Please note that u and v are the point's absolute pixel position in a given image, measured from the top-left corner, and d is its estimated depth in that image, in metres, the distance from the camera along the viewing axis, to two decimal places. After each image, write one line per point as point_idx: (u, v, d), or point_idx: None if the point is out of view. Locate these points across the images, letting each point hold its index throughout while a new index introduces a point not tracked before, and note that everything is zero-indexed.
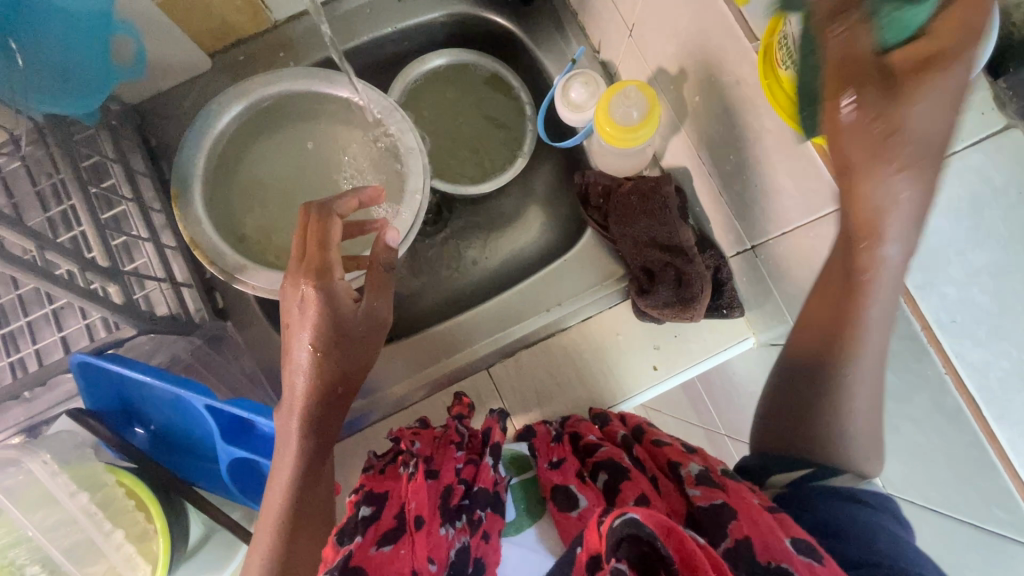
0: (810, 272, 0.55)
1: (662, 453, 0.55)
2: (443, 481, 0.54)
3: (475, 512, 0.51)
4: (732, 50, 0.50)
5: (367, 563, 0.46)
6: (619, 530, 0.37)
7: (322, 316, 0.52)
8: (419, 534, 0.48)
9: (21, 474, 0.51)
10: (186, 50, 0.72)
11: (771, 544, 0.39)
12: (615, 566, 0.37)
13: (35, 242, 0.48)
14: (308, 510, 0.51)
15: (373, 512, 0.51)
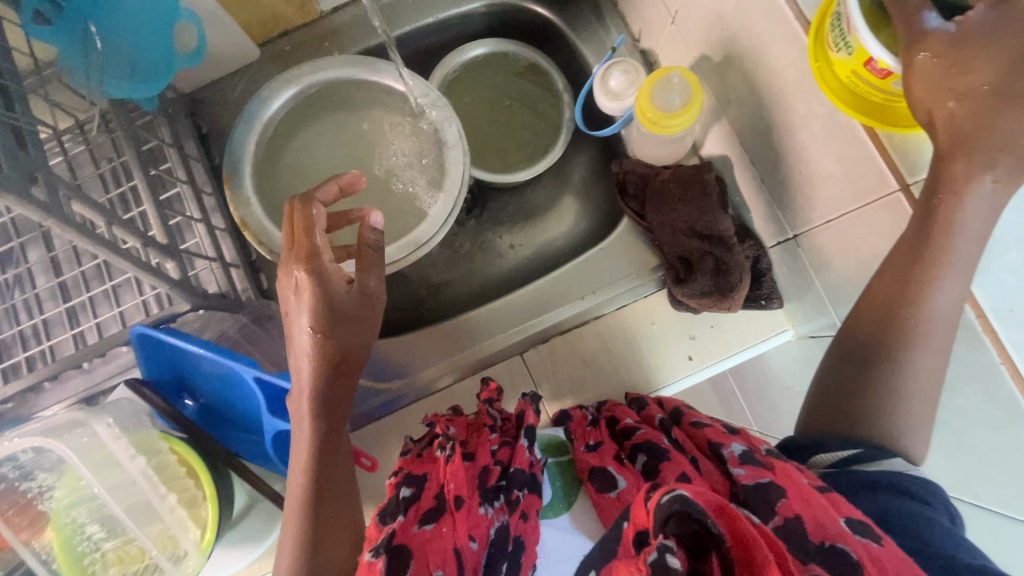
0: (855, 260, 0.54)
1: (702, 435, 0.54)
2: (480, 462, 0.55)
3: (513, 491, 0.52)
4: (779, 34, 0.50)
5: (410, 542, 0.47)
6: (668, 506, 0.37)
7: (315, 300, 0.50)
8: (459, 512, 0.49)
9: (87, 436, 0.54)
10: (238, 39, 0.75)
11: (825, 524, 0.39)
12: (661, 543, 0.37)
13: (104, 218, 0.51)
14: (334, 487, 0.51)
15: (413, 492, 0.52)
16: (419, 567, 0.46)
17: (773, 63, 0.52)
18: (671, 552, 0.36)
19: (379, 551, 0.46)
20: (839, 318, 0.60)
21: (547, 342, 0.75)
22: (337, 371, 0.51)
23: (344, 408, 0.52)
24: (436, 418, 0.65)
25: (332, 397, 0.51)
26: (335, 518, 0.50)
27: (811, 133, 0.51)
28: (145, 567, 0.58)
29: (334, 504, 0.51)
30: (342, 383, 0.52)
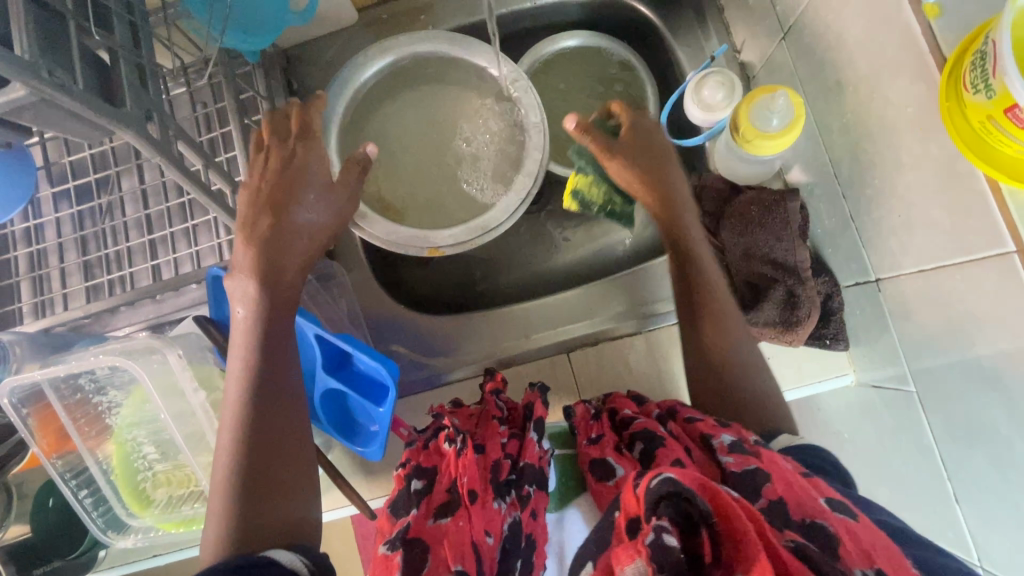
0: (942, 316, 0.51)
1: (695, 428, 0.55)
2: (491, 458, 0.55)
3: (524, 487, 0.53)
4: (907, 67, 0.46)
5: (425, 534, 0.48)
6: (659, 487, 0.38)
7: (291, 168, 0.54)
8: (475, 506, 0.50)
9: (159, 362, 0.57)
10: (343, 4, 0.77)
11: (804, 503, 0.42)
12: (656, 524, 0.37)
13: (203, 162, 0.53)
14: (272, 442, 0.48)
15: (425, 485, 0.53)
16: (438, 560, 0.46)
17: (891, 97, 0.49)
18: (667, 532, 0.37)
19: (394, 543, 0.47)
20: (910, 370, 0.58)
21: (597, 345, 0.75)
22: (269, 292, 0.51)
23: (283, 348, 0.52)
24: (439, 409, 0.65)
25: (263, 338, 0.51)
26: (273, 475, 0.48)
27: (922, 176, 0.48)
28: (189, 494, 0.62)
29: (271, 457, 0.48)
30: (276, 314, 0.52)
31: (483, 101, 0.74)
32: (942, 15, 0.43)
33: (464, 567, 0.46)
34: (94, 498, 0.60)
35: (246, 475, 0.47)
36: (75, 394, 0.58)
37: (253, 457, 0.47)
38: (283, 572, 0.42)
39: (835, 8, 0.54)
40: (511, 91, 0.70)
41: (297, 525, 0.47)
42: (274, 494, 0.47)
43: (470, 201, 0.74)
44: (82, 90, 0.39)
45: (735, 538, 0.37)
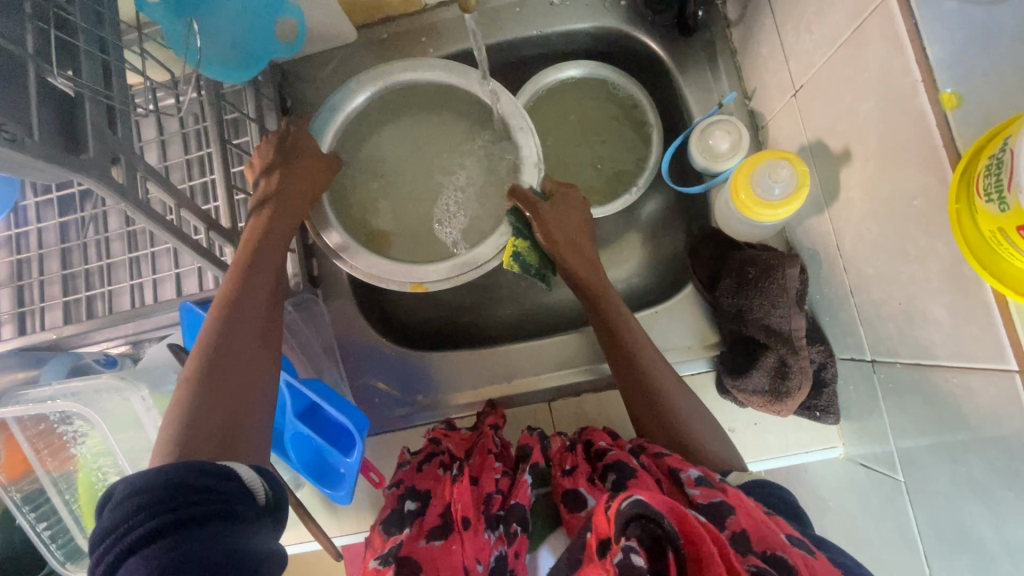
0: (936, 414, 0.48)
1: (664, 462, 0.51)
2: (484, 489, 0.52)
3: (513, 523, 0.49)
4: (918, 156, 0.43)
5: (417, 553, 0.48)
6: (627, 510, 0.36)
7: (279, 145, 0.62)
8: (468, 532, 0.48)
9: (123, 400, 0.56)
10: (340, 24, 0.74)
11: (768, 536, 0.40)
12: (625, 544, 0.35)
13: (176, 201, 0.51)
14: (233, 364, 0.49)
15: (419, 507, 0.53)
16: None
17: (900, 182, 0.46)
18: (636, 552, 0.35)
19: (387, 560, 0.47)
20: (899, 457, 0.55)
21: (579, 395, 0.73)
22: (263, 240, 0.57)
23: (264, 291, 0.55)
24: (440, 433, 0.64)
25: (254, 276, 0.55)
26: (225, 391, 0.48)
27: (927, 270, 0.45)
28: None
29: (218, 394, 0.47)
30: (269, 260, 0.57)
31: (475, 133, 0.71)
32: (959, 105, 0.40)
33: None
34: (52, 531, 0.59)
35: (191, 404, 0.46)
36: (38, 425, 0.57)
37: (204, 401, 0.47)
38: (240, 489, 0.42)
39: (846, 76, 0.50)
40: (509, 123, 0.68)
41: (232, 444, 0.46)
42: (222, 407, 0.47)
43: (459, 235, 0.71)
44: (37, 141, 0.38)
45: (697, 557, 0.35)
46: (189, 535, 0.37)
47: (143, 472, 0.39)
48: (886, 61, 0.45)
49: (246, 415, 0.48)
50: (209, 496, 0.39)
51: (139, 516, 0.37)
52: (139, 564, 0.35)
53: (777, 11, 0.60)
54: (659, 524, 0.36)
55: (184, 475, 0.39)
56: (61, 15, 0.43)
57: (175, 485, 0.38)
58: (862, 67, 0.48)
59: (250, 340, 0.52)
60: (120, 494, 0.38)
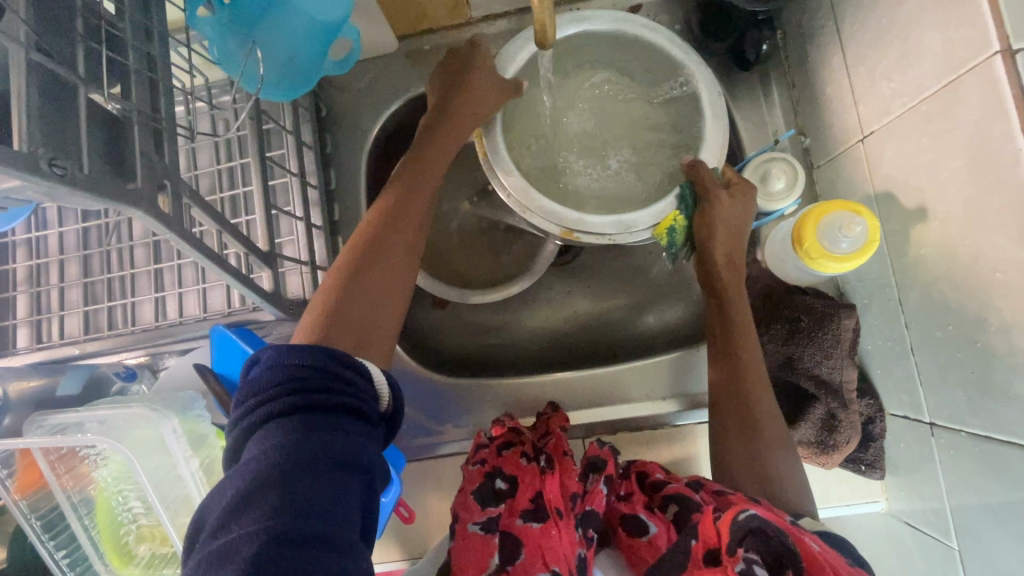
0: (1005, 489, 0.47)
1: (728, 499, 0.51)
2: (568, 489, 0.55)
3: (589, 529, 0.53)
4: (1015, 228, 0.41)
5: (517, 531, 0.51)
6: (745, 524, 0.45)
7: (455, 66, 0.65)
8: (563, 522, 0.51)
9: (152, 427, 0.54)
10: (383, 34, 0.71)
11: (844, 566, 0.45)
12: (747, 557, 0.44)
13: (219, 226, 0.49)
14: (379, 272, 0.53)
15: (509, 489, 0.55)
16: (534, 559, 0.49)
17: (987, 250, 0.44)
18: (756, 564, 0.44)
19: (489, 528, 0.52)
20: (954, 523, 0.53)
21: (614, 433, 0.70)
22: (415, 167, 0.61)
23: (416, 215, 0.58)
24: (516, 424, 0.66)
25: (407, 199, 0.58)
26: (370, 293, 0.52)
27: (1010, 344, 0.43)
28: (172, 555, 0.59)
29: (366, 289, 0.52)
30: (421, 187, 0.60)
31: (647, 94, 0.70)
32: None
33: (559, 570, 0.48)
34: (71, 560, 0.57)
35: (345, 285, 0.51)
36: (61, 448, 0.54)
37: (353, 292, 0.51)
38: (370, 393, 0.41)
39: (930, 130, 0.48)
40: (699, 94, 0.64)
41: (368, 342, 0.51)
42: (366, 308, 0.51)
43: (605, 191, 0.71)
44: (86, 174, 0.35)
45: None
46: (316, 420, 0.37)
47: (289, 346, 0.40)
48: (982, 122, 0.42)
49: (383, 323, 0.52)
50: (340, 385, 0.39)
51: (279, 390, 0.38)
52: (269, 437, 0.36)
53: (848, 50, 0.57)
54: (780, 543, 0.44)
55: (321, 358, 0.39)
56: (112, 31, 0.41)
57: (308, 365, 0.39)
58: (952, 124, 0.45)
59: (399, 256, 0.55)
60: (266, 361, 0.40)
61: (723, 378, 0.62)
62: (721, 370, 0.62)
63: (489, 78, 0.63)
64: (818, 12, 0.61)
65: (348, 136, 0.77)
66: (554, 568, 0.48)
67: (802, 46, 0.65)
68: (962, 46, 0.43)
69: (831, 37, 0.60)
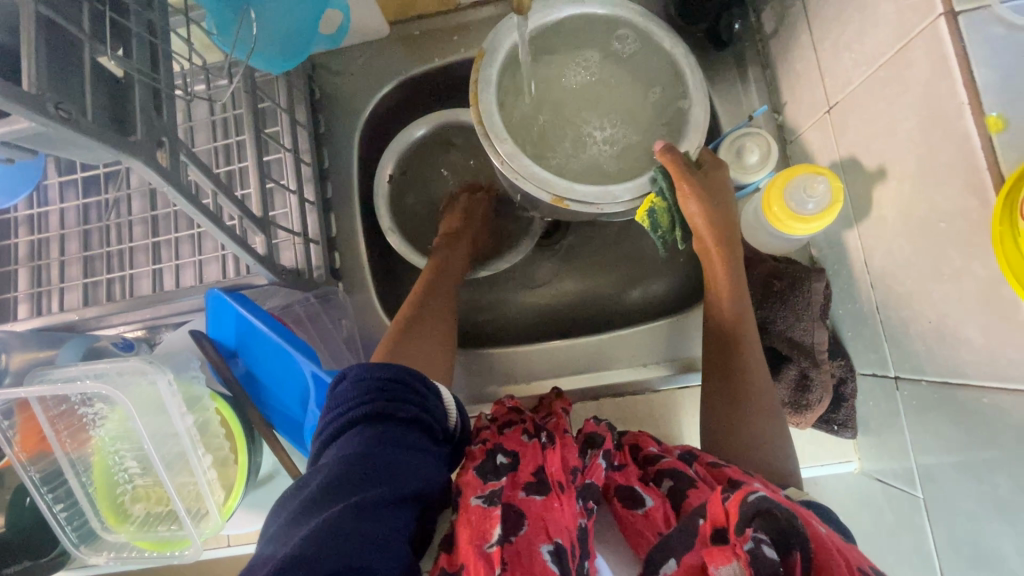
0: (962, 434, 0.49)
1: (723, 472, 0.53)
2: (569, 462, 0.51)
3: (590, 501, 0.49)
4: (960, 179, 0.44)
5: (519, 503, 0.45)
6: (755, 503, 0.39)
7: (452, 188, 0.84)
8: (565, 495, 0.46)
9: (147, 382, 0.55)
10: (374, 17, 0.74)
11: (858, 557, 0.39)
12: (754, 535, 0.38)
13: (214, 186, 0.51)
14: (429, 316, 0.64)
15: (510, 462, 0.50)
16: (536, 531, 0.43)
17: (938, 202, 0.46)
18: (766, 544, 0.37)
19: (493, 500, 0.44)
20: (918, 474, 0.56)
21: (597, 399, 0.73)
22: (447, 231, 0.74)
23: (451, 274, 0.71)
24: (515, 406, 0.63)
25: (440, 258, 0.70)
26: (424, 333, 0.62)
27: (960, 290, 0.46)
28: (167, 513, 0.61)
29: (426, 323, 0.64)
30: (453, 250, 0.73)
31: (620, 69, 0.74)
32: (1005, 129, 0.41)
33: (562, 544, 0.42)
34: (68, 513, 0.59)
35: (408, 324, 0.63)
36: (60, 405, 0.56)
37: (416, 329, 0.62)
38: (437, 416, 0.49)
39: (888, 94, 0.50)
40: (684, 76, 0.68)
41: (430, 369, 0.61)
42: (423, 344, 0.61)
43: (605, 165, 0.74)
44: (90, 121, 0.37)
45: (818, 567, 0.37)
46: (391, 435, 0.43)
47: (375, 364, 0.48)
48: (931, 81, 0.45)
49: (438, 352, 0.62)
50: (416, 400, 0.47)
51: (364, 402, 0.45)
52: (356, 435, 0.43)
53: (815, 27, 0.61)
54: (791, 525, 0.38)
55: (403, 375, 0.48)
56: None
57: (394, 379, 0.47)
58: (905, 87, 0.48)
59: (443, 302, 0.67)
60: (352, 376, 0.47)
61: (712, 338, 0.65)
62: (718, 345, 0.64)
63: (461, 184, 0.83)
64: None
65: (341, 118, 0.79)
66: (557, 541, 0.42)
67: (773, 27, 0.69)
68: (913, 12, 0.46)
69: (799, 16, 0.63)
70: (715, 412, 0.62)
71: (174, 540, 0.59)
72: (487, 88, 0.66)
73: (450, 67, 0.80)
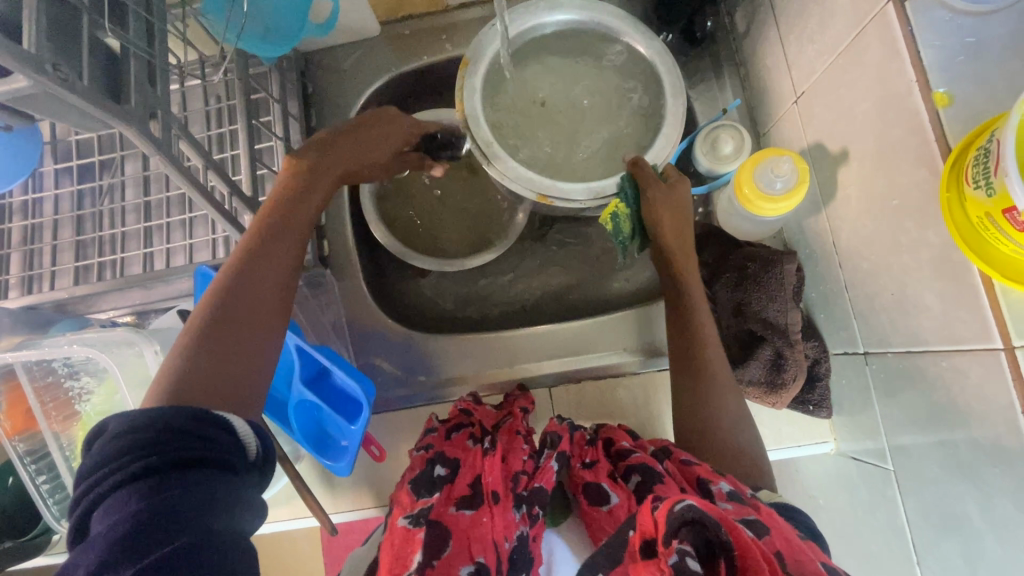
0: (926, 401, 0.50)
1: (692, 471, 0.52)
2: (511, 467, 0.54)
3: (534, 506, 0.51)
4: (913, 153, 0.46)
5: (446, 519, 0.49)
6: (682, 514, 0.37)
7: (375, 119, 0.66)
8: (497, 507, 0.50)
9: (134, 354, 0.56)
10: (365, 16, 0.78)
11: (802, 562, 0.39)
12: (678, 548, 0.37)
13: (204, 162, 0.53)
14: (245, 321, 0.48)
15: (448, 474, 0.54)
16: (460, 550, 0.47)
17: (894, 178, 0.49)
18: (690, 556, 0.36)
19: (418, 520, 0.48)
20: (889, 448, 0.57)
21: (579, 384, 0.75)
22: (294, 198, 0.55)
23: (287, 257, 0.53)
24: (468, 407, 0.67)
25: (279, 238, 0.53)
26: (229, 342, 0.47)
27: (917, 260, 0.48)
28: None
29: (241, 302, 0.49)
30: (298, 223, 0.55)
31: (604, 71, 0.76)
32: (951, 105, 0.44)
33: (485, 561, 0.46)
34: (52, 485, 0.59)
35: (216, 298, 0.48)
36: (46, 377, 0.57)
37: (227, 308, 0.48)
38: (236, 442, 0.41)
39: (848, 79, 0.53)
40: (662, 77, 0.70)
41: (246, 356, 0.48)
42: (228, 356, 0.47)
43: (584, 162, 0.77)
44: (85, 86, 0.39)
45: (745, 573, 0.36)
46: (177, 490, 0.36)
47: (144, 410, 0.39)
48: (884, 64, 0.48)
49: (268, 317, 0.50)
50: (199, 443, 0.39)
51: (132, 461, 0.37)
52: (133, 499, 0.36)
53: (781, 23, 0.64)
54: (716, 532, 0.37)
55: (180, 420, 0.39)
56: None
57: (168, 426, 0.38)
58: (862, 71, 0.51)
59: (265, 294, 0.50)
60: (113, 431, 0.38)
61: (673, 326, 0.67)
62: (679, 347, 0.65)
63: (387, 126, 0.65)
64: None
65: (332, 112, 0.82)
66: (478, 560, 0.46)
67: (745, 26, 0.72)
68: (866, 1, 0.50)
69: (767, 14, 0.67)
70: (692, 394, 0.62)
71: None
72: (473, 95, 0.68)
73: (438, 64, 0.83)
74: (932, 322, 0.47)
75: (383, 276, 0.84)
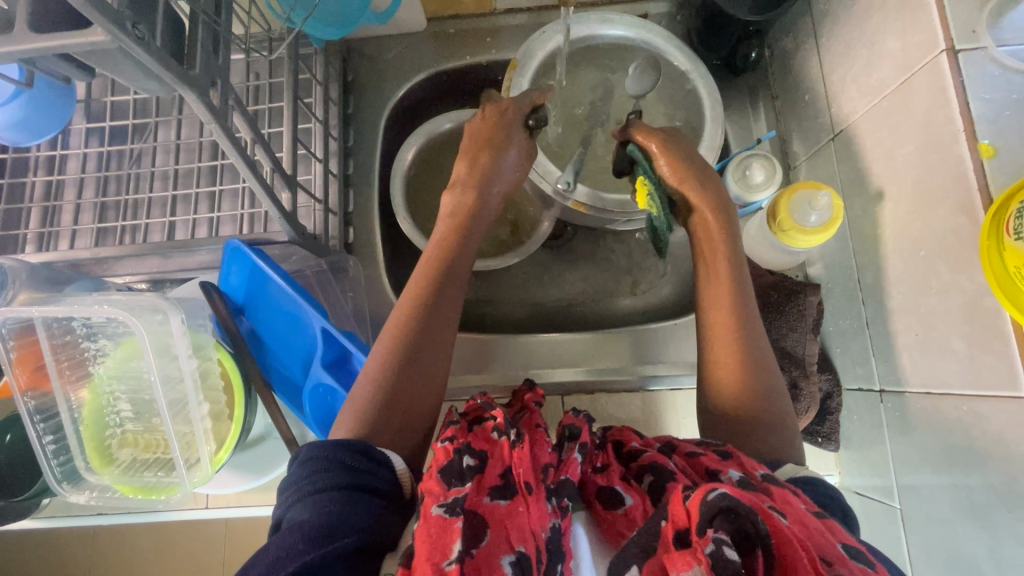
0: (942, 443, 0.51)
1: (698, 462, 0.46)
2: (540, 459, 0.46)
3: (564, 499, 0.44)
4: (953, 200, 0.48)
5: (483, 509, 0.40)
6: (715, 501, 0.34)
7: (504, 111, 0.65)
8: (531, 496, 0.41)
9: (161, 320, 0.56)
10: (414, 10, 0.78)
11: (826, 546, 0.35)
12: (715, 536, 0.33)
13: (253, 135, 0.53)
14: (415, 374, 0.52)
15: (477, 463, 0.43)
16: (498, 540, 0.38)
17: (931, 222, 0.50)
18: (728, 545, 0.32)
19: (455, 509, 0.39)
20: (897, 486, 0.58)
21: (591, 394, 0.75)
22: (451, 267, 0.58)
23: (452, 316, 0.57)
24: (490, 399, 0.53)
25: (444, 305, 0.56)
26: (399, 410, 0.50)
27: (947, 303, 0.49)
28: (155, 460, 0.60)
29: (423, 352, 0.53)
30: (456, 288, 0.58)
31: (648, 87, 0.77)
32: (995, 156, 0.45)
33: (525, 552, 0.38)
34: (57, 446, 0.58)
35: (406, 343, 0.53)
36: (65, 335, 0.57)
37: (413, 356, 0.53)
38: (389, 478, 0.44)
39: (891, 122, 0.55)
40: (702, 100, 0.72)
41: (414, 405, 0.51)
42: (400, 420, 0.50)
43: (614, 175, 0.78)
44: (158, 46, 0.39)
45: (784, 566, 0.32)
46: (346, 501, 0.40)
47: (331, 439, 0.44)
48: (930, 111, 0.50)
49: (434, 371, 0.54)
50: (366, 475, 0.43)
51: (317, 480, 0.42)
52: (312, 508, 0.40)
53: (825, 61, 0.66)
54: (751, 520, 0.33)
55: (351, 453, 0.43)
56: None
57: (351, 454, 0.43)
58: (906, 115, 0.53)
59: (428, 367, 0.53)
60: (305, 456, 0.44)
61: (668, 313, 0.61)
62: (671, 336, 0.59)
63: (508, 118, 0.65)
64: (801, 32, 0.70)
65: (371, 101, 0.82)
66: (520, 550, 0.38)
67: (784, 62, 0.74)
68: (917, 49, 0.51)
69: (809, 51, 0.69)
70: (716, 393, 0.54)
71: (161, 487, 0.58)
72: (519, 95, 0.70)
73: (479, 66, 0.84)
74: (956, 365, 0.49)
75: (402, 269, 0.84)
